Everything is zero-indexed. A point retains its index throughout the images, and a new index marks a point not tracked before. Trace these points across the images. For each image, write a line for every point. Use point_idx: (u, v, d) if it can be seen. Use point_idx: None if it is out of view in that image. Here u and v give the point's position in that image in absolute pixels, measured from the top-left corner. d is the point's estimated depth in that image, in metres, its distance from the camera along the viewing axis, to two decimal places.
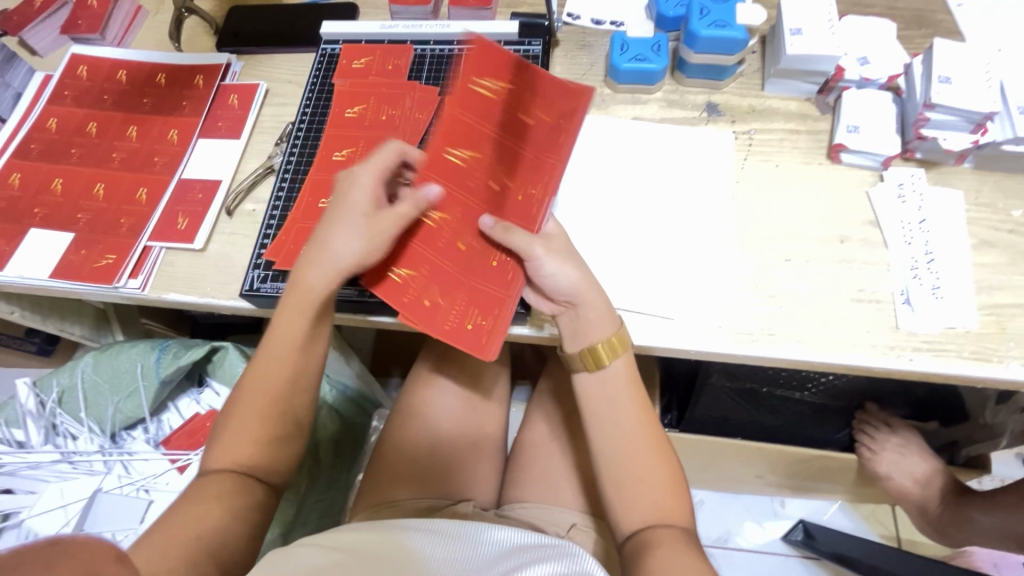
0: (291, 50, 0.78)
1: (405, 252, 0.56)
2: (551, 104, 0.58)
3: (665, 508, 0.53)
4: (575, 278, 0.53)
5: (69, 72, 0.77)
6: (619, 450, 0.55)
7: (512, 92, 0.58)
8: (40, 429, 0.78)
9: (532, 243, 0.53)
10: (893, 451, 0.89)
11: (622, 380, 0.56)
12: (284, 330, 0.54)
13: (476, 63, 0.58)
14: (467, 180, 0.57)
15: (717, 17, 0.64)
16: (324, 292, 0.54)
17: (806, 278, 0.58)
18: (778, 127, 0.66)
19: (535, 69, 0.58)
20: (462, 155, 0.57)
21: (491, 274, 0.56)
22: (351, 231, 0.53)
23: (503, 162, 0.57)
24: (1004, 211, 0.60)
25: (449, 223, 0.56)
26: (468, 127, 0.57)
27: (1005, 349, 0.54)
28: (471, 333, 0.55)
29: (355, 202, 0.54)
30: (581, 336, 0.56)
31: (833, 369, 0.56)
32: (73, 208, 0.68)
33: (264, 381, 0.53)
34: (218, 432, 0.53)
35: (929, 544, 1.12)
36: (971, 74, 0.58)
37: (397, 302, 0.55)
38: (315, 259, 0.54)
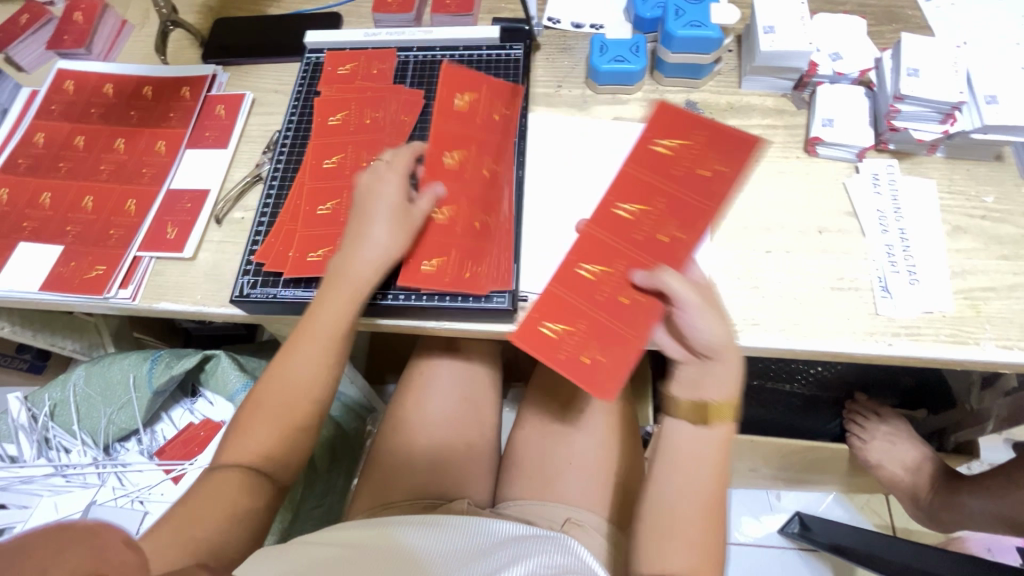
0: (277, 60, 0.79)
1: (551, 302, 0.57)
2: (724, 158, 0.60)
3: (696, 566, 0.50)
4: (723, 334, 0.52)
5: (55, 88, 0.77)
6: (680, 502, 0.52)
7: (691, 150, 0.61)
8: (33, 443, 0.78)
9: (685, 290, 0.53)
10: (883, 439, 0.90)
11: (716, 444, 0.54)
12: (323, 323, 0.54)
13: (657, 122, 0.63)
14: (631, 232, 0.59)
15: (693, 17, 0.66)
16: (365, 286, 0.55)
17: (787, 267, 0.60)
18: (755, 123, 0.68)
19: (712, 128, 0.61)
20: (631, 209, 0.60)
21: (622, 312, 0.56)
22: (387, 224, 0.56)
23: (671, 215, 0.59)
24: (975, 198, 0.62)
25: (611, 274, 0.57)
26: (641, 184, 0.61)
27: (981, 331, 0.55)
28: (586, 367, 0.54)
29: (386, 195, 0.57)
30: (697, 388, 0.55)
31: (815, 357, 0.57)
32: (62, 220, 0.68)
33: (297, 369, 0.53)
34: (238, 422, 0.53)
35: (923, 531, 1.13)
36: (938, 66, 0.60)
37: (541, 350, 0.55)
38: (356, 250, 0.55)
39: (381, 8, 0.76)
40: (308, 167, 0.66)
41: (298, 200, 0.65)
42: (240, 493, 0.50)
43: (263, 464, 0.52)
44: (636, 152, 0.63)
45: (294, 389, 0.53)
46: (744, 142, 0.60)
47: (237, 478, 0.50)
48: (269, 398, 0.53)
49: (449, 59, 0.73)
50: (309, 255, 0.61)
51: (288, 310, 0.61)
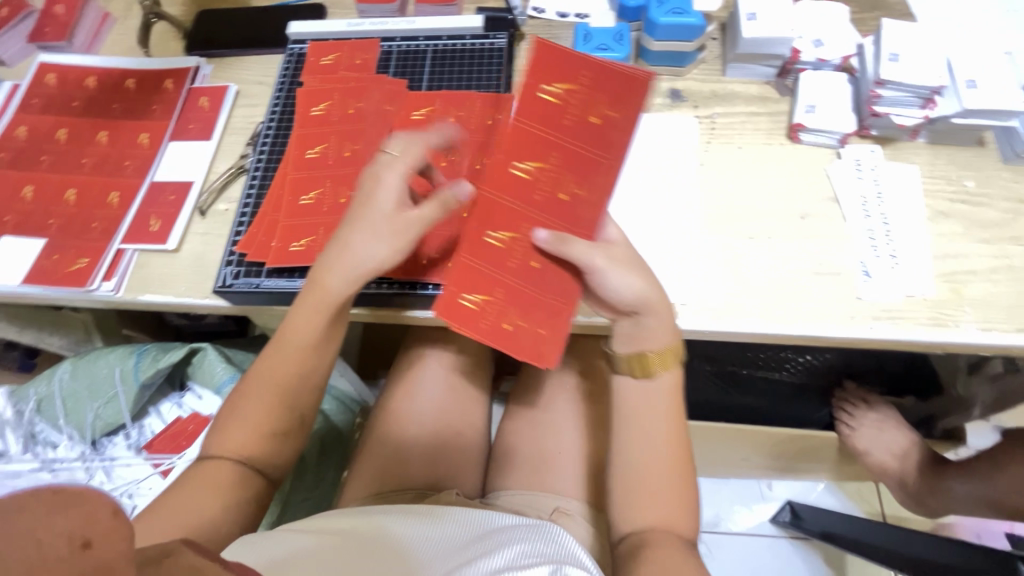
0: (261, 52, 0.78)
1: (464, 273, 0.55)
2: (613, 101, 0.53)
3: (668, 516, 0.53)
4: (638, 286, 0.53)
5: (37, 81, 0.77)
6: (644, 457, 0.55)
7: (577, 95, 0.53)
8: (19, 439, 0.78)
9: (590, 255, 0.52)
10: (871, 427, 0.91)
11: (664, 394, 0.56)
12: (300, 332, 0.54)
13: (536, 66, 0.54)
14: (532, 193, 0.54)
15: (675, 4, 0.66)
16: (343, 295, 0.53)
17: (769, 253, 0.60)
18: (739, 111, 0.68)
19: (596, 67, 0.53)
20: (526, 167, 0.54)
21: (538, 278, 0.55)
22: (382, 235, 0.53)
23: (569, 170, 0.54)
24: (957, 182, 0.62)
25: (518, 240, 0.54)
26: (530, 137, 0.54)
27: (962, 314, 0.56)
28: (509, 334, 0.54)
29: (380, 202, 0.53)
30: (635, 341, 0.56)
31: (796, 341, 0.57)
32: (44, 214, 0.68)
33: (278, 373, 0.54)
34: (222, 420, 0.55)
35: (913, 518, 1.14)
36: (918, 50, 0.61)
37: (467, 324, 0.54)
38: (346, 260, 0.53)
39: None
40: (291, 157, 0.66)
41: (282, 190, 0.65)
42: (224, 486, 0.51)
43: (248, 463, 0.53)
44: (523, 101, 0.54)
45: (279, 394, 0.54)
46: (635, 81, 0.52)
47: (227, 476, 0.52)
48: (252, 401, 0.54)
49: (433, 49, 0.73)
50: (292, 245, 0.61)
51: (273, 300, 0.62)
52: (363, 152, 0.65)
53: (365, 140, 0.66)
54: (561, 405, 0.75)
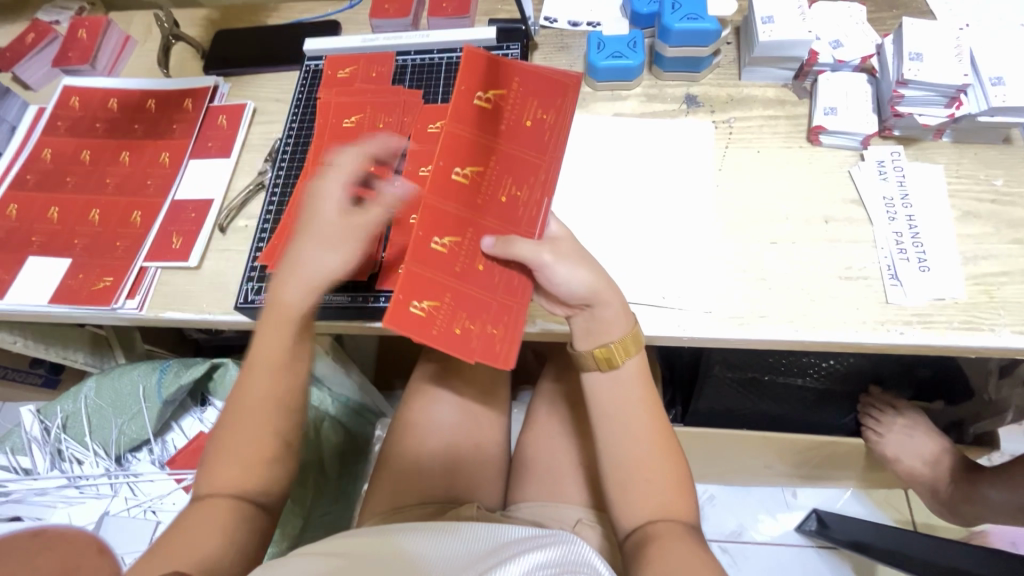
0: (277, 69, 0.79)
1: (409, 279, 0.51)
2: (547, 105, 0.58)
3: (665, 502, 0.53)
4: (588, 278, 0.53)
5: (61, 104, 0.78)
6: (625, 451, 0.55)
7: (511, 101, 0.57)
8: (46, 455, 0.79)
9: (537, 251, 0.53)
10: (899, 433, 0.89)
11: (635, 382, 0.56)
12: (271, 346, 0.54)
13: (465, 75, 0.56)
14: (475, 197, 0.54)
15: (689, 10, 0.65)
16: (302, 299, 0.54)
17: (793, 258, 0.59)
18: (756, 114, 0.67)
19: (528, 76, 0.58)
20: (466, 171, 0.55)
21: (479, 280, 0.54)
22: (328, 239, 0.54)
23: (507, 171, 0.56)
24: (985, 182, 0.61)
25: (462, 244, 0.53)
26: (465, 141, 0.55)
27: (996, 317, 0.54)
28: (459, 338, 0.52)
29: (325, 209, 0.54)
30: (595, 335, 0.55)
31: (823, 347, 0.56)
32: (69, 234, 0.69)
33: (257, 394, 0.54)
34: (209, 458, 0.53)
35: (946, 527, 1.10)
36: (941, 49, 0.59)
37: (416, 333, 0.51)
38: (302, 265, 0.54)
39: (378, 14, 0.76)
40: (310, 171, 0.67)
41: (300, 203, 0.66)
42: (226, 515, 0.49)
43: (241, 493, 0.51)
44: (451, 111, 0.55)
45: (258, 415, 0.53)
46: (568, 84, 0.59)
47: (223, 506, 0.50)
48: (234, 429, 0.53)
49: (447, 62, 0.73)
50: None
51: None
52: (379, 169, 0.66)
53: None
54: (584, 416, 0.74)
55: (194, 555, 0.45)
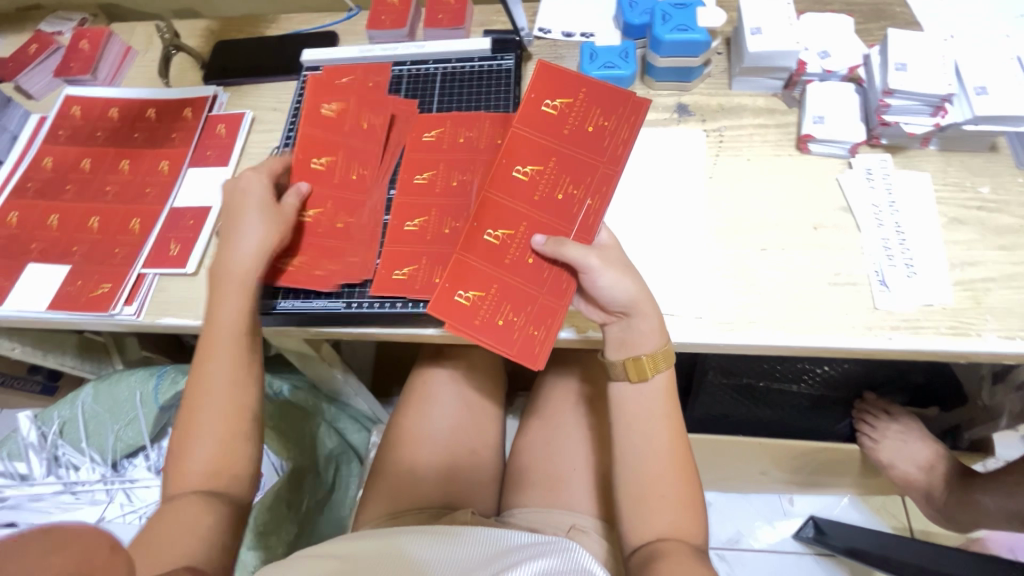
0: (275, 79, 0.80)
1: (460, 269, 0.55)
2: (608, 113, 0.57)
3: (679, 523, 0.53)
4: (631, 289, 0.53)
5: (62, 113, 0.80)
6: (647, 466, 0.55)
7: (576, 109, 0.57)
8: (42, 461, 0.79)
9: (587, 255, 0.52)
10: (895, 438, 0.89)
11: (659, 397, 0.56)
12: (222, 318, 0.56)
13: (536, 85, 0.58)
14: (532, 194, 0.56)
15: (680, 21, 0.67)
16: (251, 270, 0.57)
17: (782, 264, 0.60)
18: (746, 123, 0.68)
19: (596, 85, 0.57)
20: (527, 170, 0.56)
21: (529, 274, 0.55)
22: (256, 223, 0.59)
23: (569, 174, 0.56)
24: (971, 189, 0.61)
25: (515, 237, 0.55)
26: (533, 144, 0.57)
27: (983, 322, 0.55)
28: (502, 329, 0.54)
29: (253, 199, 0.60)
30: (628, 346, 0.55)
31: (812, 352, 0.57)
32: (68, 240, 0.70)
33: (215, 374, 0.55)
34: (178, 441, 0.54)
35: (944, 534, 1.10)
36: (926, 59, 0.61)
37: (458, 322, 0.54)
38: (234, 247, 0.58)
39: (375, 26, 0.78)
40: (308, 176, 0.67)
41: None
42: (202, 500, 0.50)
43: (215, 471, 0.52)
44: (520, 117, 0.57)
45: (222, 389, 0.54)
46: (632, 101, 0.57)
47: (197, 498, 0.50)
48: (198, 415, 0.53)
49: (442, 71, 0.74)
50: (312, 269, 0.62)
51: (290, 320, 0.62)
52: (373, 179, 0.66)
53: (382, 166, 0.67)
54: (578, 421, 0.74)
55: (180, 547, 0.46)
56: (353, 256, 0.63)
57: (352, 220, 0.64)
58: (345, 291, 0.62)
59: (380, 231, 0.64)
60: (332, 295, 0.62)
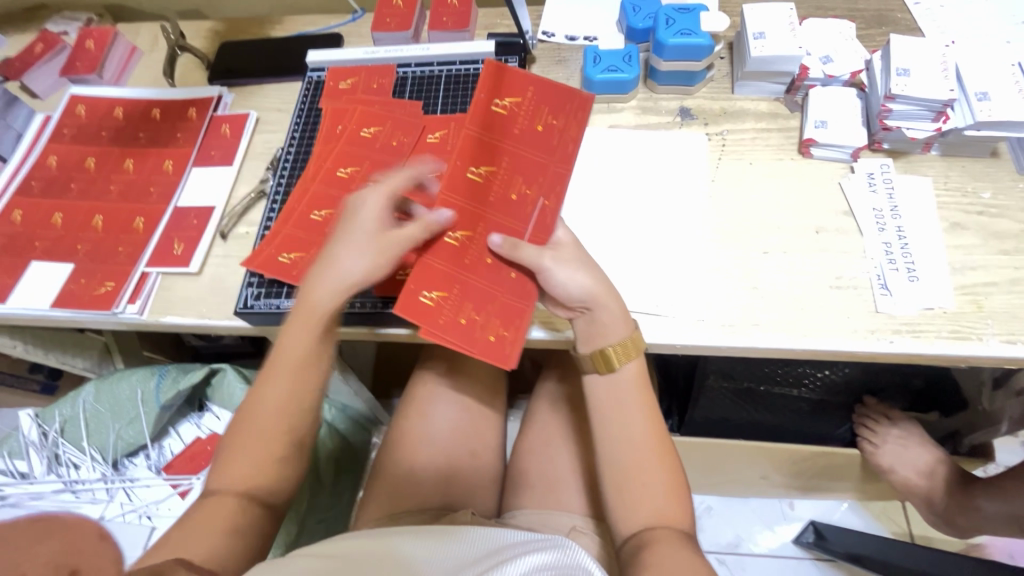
0: (280, 80, 0.81)
1: (424, 270, 0.55)
2: (556, 111, 0.61)
3: (665, 511, 0.52)
4: (586, 283, 0.54)
5: (67, 112, 0.80)
6: (625, 455, 0.54)
7: (524, 108, 0.61)
8: (43, 459, 0.79)
9: (540, 256, 0.54)
10: (895, 443, 0.89)
11: (632, 384, 0.56)
12: (291, 346, 0.54)
13: (486, 84, 0.61)
14: (486, 195, 0.57)
15: (682, 26, 0.67)
16: (331, 305, 0.54)
17: (784, 268, 0.60)
18: (749, 127, 0.68)
19: (542, 84, 0.61)
20: (480, 171, 0.58)
21: (490, 275, 0.55)
22: (361, 252, 0.54)
23: (519, 173, 0.58)
24: (972, 194, 0.62)
25: (473, 240, 0.56)
26: (484, 144, 0.59)
27: (984, 327, 0.55)
28: (465, 328, 0.54)
29: (363, 222, 0.55)
30: (594, 337, 0.56)
31: (814, 355, 0.57)
32: (72, 239, 0.70)
33: (276, 393, 0.53)
34: (225, 452, 0.53)
35: (944, 539, 1.10)
36: (927, 64, 0.61)
37: (423, 321, 0.54)
38: (324, 271, 0.54)
39: (380, 27, 0.78)
40: (313, 174, 0.68)
41: (299, 204, 0.66)
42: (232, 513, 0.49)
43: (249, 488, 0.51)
44: (470, 118, 0.60)
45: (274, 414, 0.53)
46: (577, 98, 0.62)
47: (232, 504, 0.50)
48: (244, 432, 0.52)
49: (446, 74, 0.75)
50: (315, 268, 0.62)
51: (292, 320, 0.62)
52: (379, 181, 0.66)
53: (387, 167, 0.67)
54: (577, 422, 0.74)
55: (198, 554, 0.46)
56: None
57: None
58: None
59: None
60: None
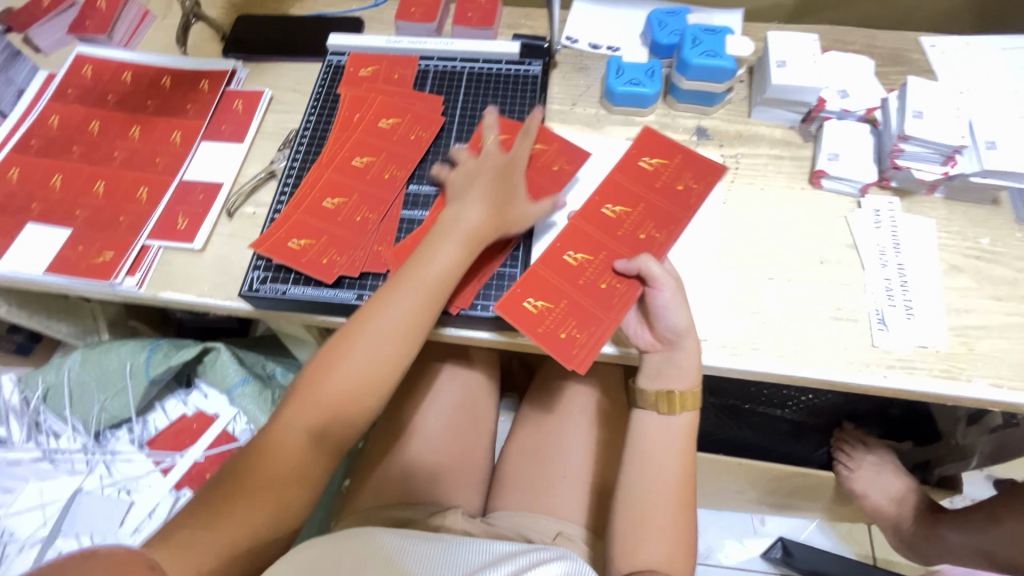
0: (296, 60, 0.80)
1: (533, 280, 0.59)
2: (698, 178, 0.66)
3: (668, 558, 0.54)
4: (688, 318, 0.56)
5: (73, 72, 0.78)
6: (652, 494, 0.56)
7: (668, 170, 0.67)
8: (24, 426, 0.77)
9: (664, 274, 0.57)
10: (869, 470, 0.91)
11: (681, 434, 0.59)
12: (433, 266, 0.54)
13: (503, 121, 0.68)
14: (616, 229, 0.62)
15: (708, 46, 0.67)
16: (477, 241, 0.57)
17: (787, 295, 0.61)
18: (763, 152, 0.69)
19: (688, 154, 0.67)
20: (615, 210, 0.64)
21: (601, 295, 0.58)
22: (486, 213, 0.58)
23: (651, 219, 0.63)
24: (971, 239, 0.64)
25: (593, 263, 0.60)
26: (626, 190, 0.65)
27: (973, 368, 0.57)
28: (563, 342, 0.55)
29: (495, 177, 0.60)
30: (663, 376, 0.58)
31: (810, 384, 0.58)
32: (71, 204, 0.68)
33: (392, 310, 0.52)
34: (330, 351, 0.52)
35: (904, 564, 1.13)
36: (942, 109, 0.62)
37: (525, 325, 0.56)
38: (463, 213, 0.58)
39: (404, 17, 0.77)
40: (329, 160, 0.67)
41: (312, 189, 0.65)
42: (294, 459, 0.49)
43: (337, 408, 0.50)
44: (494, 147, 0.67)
45: (393, 332, 0.52)
46: (714, 169, 0.67)
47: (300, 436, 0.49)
48: (359, 338, 0.51)
49: (469, 71, 0.75)
50: (323, 256, 0.61)
51: (297, 306, 0.61)
52: (401, 179, 0.66)
53: (406, 165, 0.67)
54: (569, 430, 0.75)
55: (225, 536, 0.44)
56: (371, 247, 0.62)
57: (373, 215, 0.64)
58: (356, 282, 0.61)
59: (397, 225, 0.64)
60: (344, 285, 0.61)
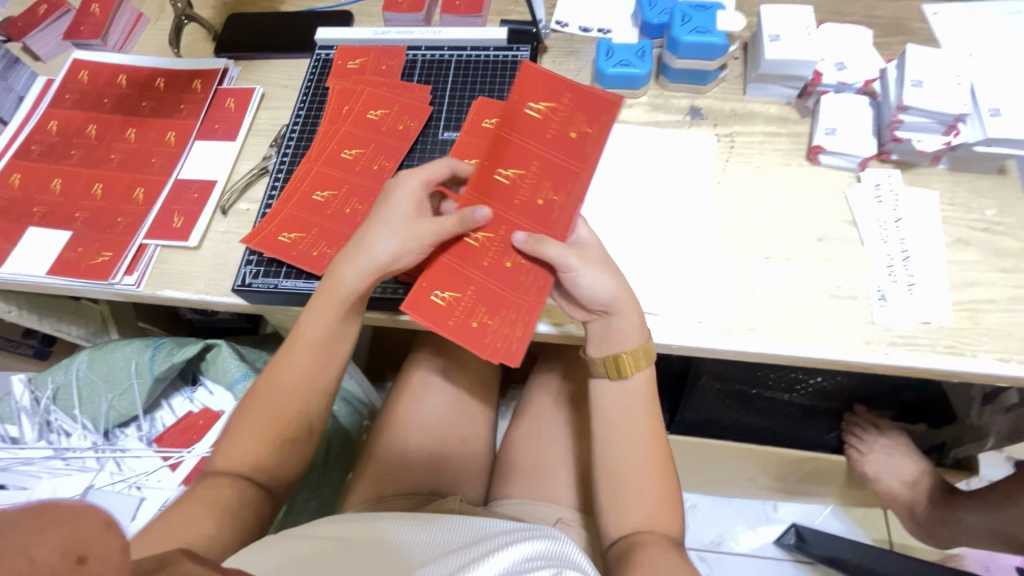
0: (287, 56, 0.80)
1: (439, 269, 0.53)
2: (590, 119, 0.56)
3: (653, 515, 0.54)
4: (611, 286, 0.53)
5: (70, 77, 0.79)
6: (624, 461, 0.56)
7: (558, 114, 0.56)
8: (34, 425, 0.80)
9: (567, 255, 0.51)
10: (881, 452, 0.89)
11: (639, 393, 0.57)
12: (309, 327, 0.56)
13: (483, 107, 0.68)
14: (512, 198, 0.54)
15: (698, 23, 0.66)
16: (360, 287, 0.55)
17: (784, 273, 0.60)
18: (758, 130, 0.68)
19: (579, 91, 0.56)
20: (509, 173, 0.54)
21: (508, 276, 0.53)
22: (386, 239, 0.53)
23: (546, 178, 0.54)
24: (976, 211, 0.62)
25: (494, 240, 0.53)
26: (512, 145, 0.55)
27: (979, 343, 0.55)
28: (476, 332, 0.52)
29: (398, 206, 0.55)
30: (608, 342, 0.56)
31: (810, 364, 0.57)
32: (71, 206, 0.69)
33: (286, 377, 0.56)
34: (233, 426, 0.56)
35: (922, 548, 1.11)
36: (943, 77, 0.60)
37: (433, 321, 0.52)
38: (348, 259, 0.55)
39: (391, 8, 0.77)
40: (317, 153, 0.67)
41: (300, 183, 0.65)
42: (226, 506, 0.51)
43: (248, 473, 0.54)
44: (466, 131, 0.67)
45: (291, 391, 0.56)
46: (607, 104, 0.56)
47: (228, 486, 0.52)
48: (255, 410, 0.55)
49: (457, 59, 0.74)
50: (313, 249, 0.61)
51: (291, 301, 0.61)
52: (390, 170, 0.66)
53: (393, 156, 0.66)
54: (571, 419, 0.74)
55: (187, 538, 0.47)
56: None
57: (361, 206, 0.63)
58: None
59: None
60: None
